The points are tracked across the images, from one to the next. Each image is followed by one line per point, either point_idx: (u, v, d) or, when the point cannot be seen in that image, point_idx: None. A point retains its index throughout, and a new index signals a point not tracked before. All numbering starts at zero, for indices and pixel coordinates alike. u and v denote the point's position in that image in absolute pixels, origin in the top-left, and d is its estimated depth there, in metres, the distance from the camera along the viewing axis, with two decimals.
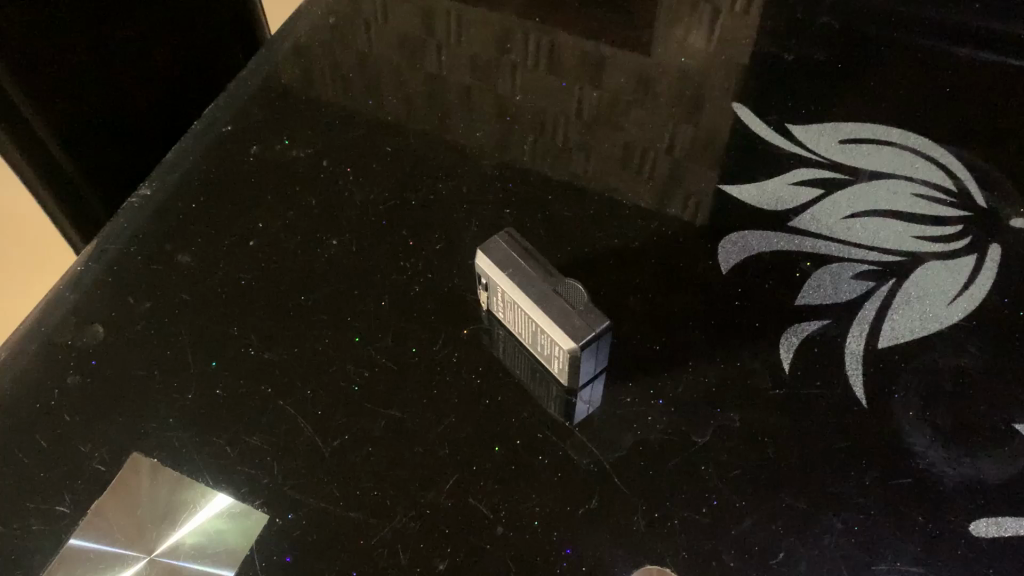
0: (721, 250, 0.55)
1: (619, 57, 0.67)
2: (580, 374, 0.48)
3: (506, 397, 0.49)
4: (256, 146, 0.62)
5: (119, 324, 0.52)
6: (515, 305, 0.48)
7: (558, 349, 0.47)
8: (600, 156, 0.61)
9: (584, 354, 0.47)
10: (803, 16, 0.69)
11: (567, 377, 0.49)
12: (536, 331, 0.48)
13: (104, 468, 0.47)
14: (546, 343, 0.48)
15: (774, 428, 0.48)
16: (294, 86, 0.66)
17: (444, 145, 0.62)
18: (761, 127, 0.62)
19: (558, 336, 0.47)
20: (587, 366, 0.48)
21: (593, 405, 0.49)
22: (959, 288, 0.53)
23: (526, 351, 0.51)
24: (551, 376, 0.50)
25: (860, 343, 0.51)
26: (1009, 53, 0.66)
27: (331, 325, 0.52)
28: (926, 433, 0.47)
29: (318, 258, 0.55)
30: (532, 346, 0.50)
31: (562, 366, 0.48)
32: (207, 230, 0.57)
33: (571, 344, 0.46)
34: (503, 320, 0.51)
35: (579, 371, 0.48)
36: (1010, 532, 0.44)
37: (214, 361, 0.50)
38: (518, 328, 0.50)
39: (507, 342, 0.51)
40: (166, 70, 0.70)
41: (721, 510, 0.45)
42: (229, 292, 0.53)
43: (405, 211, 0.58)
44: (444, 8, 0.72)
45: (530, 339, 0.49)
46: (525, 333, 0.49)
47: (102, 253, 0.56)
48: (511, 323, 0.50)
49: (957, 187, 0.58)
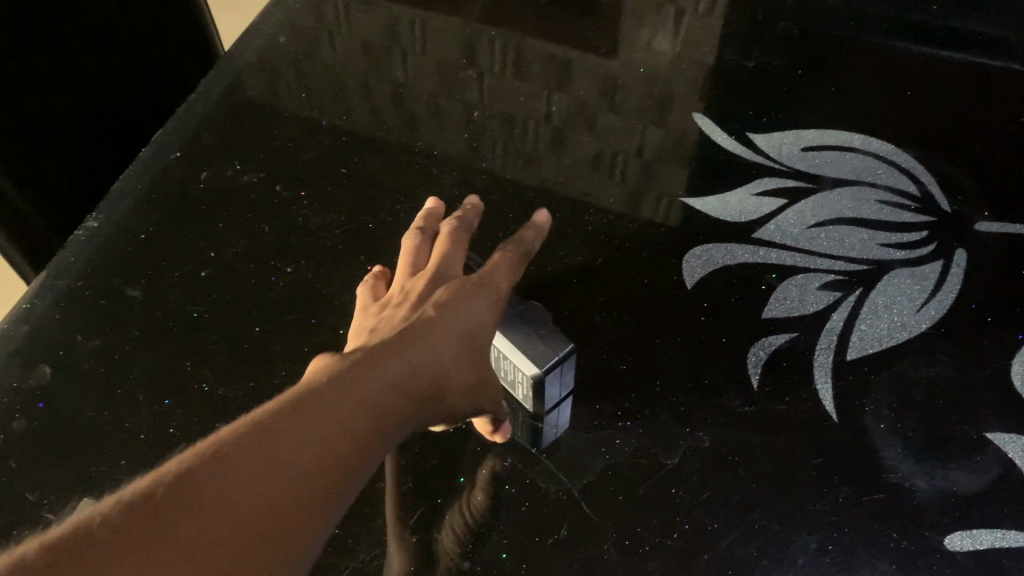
0: (686, 264, 0.54)
1: (579, 67, 0.66)
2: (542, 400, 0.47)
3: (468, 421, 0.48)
4: (206, 172, 0.60)
5: (67, 363, 0.50)
6: None
7: (521, 376, 0.47)
8: (561, 169, 0.60)
9: (548, 379, 0.46)
10: (761, 23, 0.68)
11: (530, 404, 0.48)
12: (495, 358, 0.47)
13: (52, 516, 0.45)
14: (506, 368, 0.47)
15: (744, 447, 0.47)
16: (246, 108, 0.65)
17: (402, 164, 0.60)
18: (723, 137, 0.61)
19: (521, 362, 0.46)
20: (550, 392, 0.47)
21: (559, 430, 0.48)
22: (927, 294, 0.53)
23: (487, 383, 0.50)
24: (517, 402, 0.49)
25: (829, 355, 0.50)
26: (968, 51, 0.66)
27: (287, 357, 0.50)
28: (898, 446, 0.47)
29: (273, 288, 0.54)
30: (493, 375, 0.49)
31: (526, 392, 0.47)
32: (158, 262, 0.55)
33: (535, 368, 0.46)
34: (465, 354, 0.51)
35: (544, 397, 0.47)
36: (986, 545, 0.43)
37: (167, 398, 0.49)
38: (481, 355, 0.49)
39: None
40: (113, 95, 0.68)
41: (694, 533, 0.44)
42: (182, 326, 0.52)
43: (363, 235, 0.56)
44: (402, 22, 0.70)
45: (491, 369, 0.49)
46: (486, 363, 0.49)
47: (49, 290, 0.54)
48: None
49: (921, 192, 0.58)
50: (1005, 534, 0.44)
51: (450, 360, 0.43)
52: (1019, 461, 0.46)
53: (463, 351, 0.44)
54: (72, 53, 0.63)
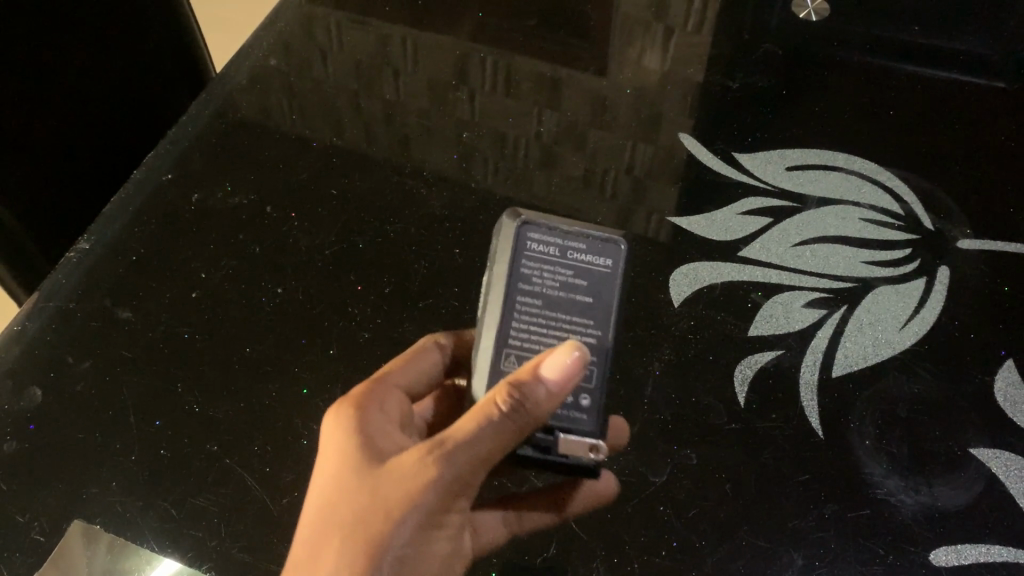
0: (673, 283, 0.55)
1: (566, 87, 0.67)
2: (571, 255, 0.44)
3: (555, 439, 0.43)
4: (197, 195, 0.61)
5: (58, 386, 0.51)
6: (519, 323, 0.43)
7: (539, 245, 0.44)
8: (549, 189, 0.60)
9: (534, 224, 0.45)
10: (746, 43, 0.69)
11: (576, 271, 0.44)
12: (513, 290, 0.44)
13: (44, 538, 0.46)
14: (527, 276, 0.44)
15: (731, 464, 0.47)
16: (236, 130, 0.65)
17: (391, 184, 0.61)
18: (708, 156, 0.62)
19: (521, 241, 0.44)
20: (567, 231, 0.45)
21: (614, 248, 0.45)
22: (910, 312, 0.53)
23: (540, 341, 0.43)
24: (590, 270, 0.44)
25: (814, 371, 0.51)
26: (952, 70, 0.67)
27: (277, 377, 0.51)
28: (882, 462, 0.47)
29: (262, 309, 0.54)
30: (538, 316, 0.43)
31: (558, 246, 0.44)
32: (149, 284, 0.56)
33: (518, 218, 0.44)
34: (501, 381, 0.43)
35: (564, 233, 0.45)
36: (970, 560, 0.44)
37: (157, 420, 0.49)
38: (557, 323, 0.44)
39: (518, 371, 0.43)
40: (104, 116, 0.68)
41: (682, 551, 0.45)
42: (172, 347, 0.52)
43: (353, 255, 0.57)
44: (393, 40, 0.71)
45: (522, 311, 0.44)
46: (508, 310, 0.43)
47: (40, 312, 0.54)
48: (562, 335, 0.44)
49: (904, 211, 0.58)
50: (989, 549, 0.44)
51: (377, 536, 0.38)
52: (1002, 476, 0.47)
53: (378, 509, 0.38)
54: (62, 74, 0.63)
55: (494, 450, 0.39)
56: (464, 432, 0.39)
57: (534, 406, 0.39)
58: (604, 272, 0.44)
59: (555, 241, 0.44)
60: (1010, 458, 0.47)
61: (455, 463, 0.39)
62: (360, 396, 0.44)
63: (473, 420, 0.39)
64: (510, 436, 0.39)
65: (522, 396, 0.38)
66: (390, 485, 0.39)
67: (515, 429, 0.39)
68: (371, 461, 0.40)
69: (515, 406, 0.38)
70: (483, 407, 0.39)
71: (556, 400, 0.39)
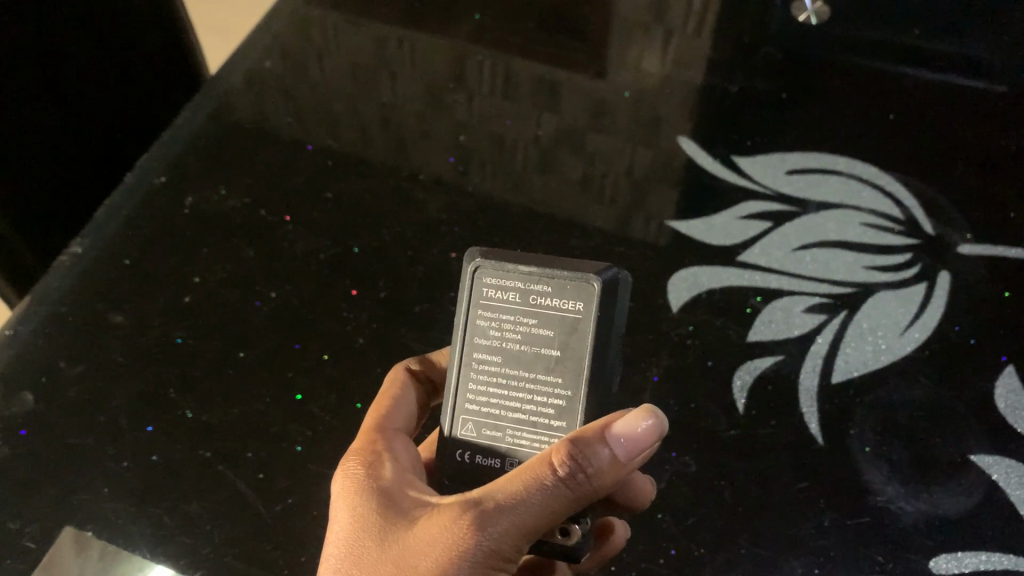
0: (672, 288, 0.54)
1: (565, 90, 0.66)
2: (534, 299, 0.40)
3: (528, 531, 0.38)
4: (191, 198, 0.60)
5: (50, 391, 0.50)
6: (478, 376, 0.41)
7: (497, 290, 0.41)
8: (547, 193, 0.60)
9: (492, 265, 0.41)
10: (745, 46, 0.69)
11: (539, 318, 0.40)
12: (469, 339, 0.41)
13: (34, 545, 0.45)
14: (485, 327, 0.41)
15: (729, 471, 0.47)
16: (231, 133, 0.65)
17: (387, 188, 0.60)
18: (707, 160, 0.62)
19: (477, 285, 0.41)
20: (529, 272, 0.40)
21: (586, 287, 0.39)
22: (910, 318, 0.53)
23: (502, 397, 0.40)
24: (553, 316, 0.39)
25: (814, 377, 0.50)
26: (953, 74, 0.67)
27: (271, 382, 0.50)
28: (883, 469, 0.47)
29: (256, 314, 0.53)
30: (496, 371, 0.40)
31: (518, 291, 0.40)
32: (142, 288, 0.55)
33: (476, 259, 0.41)
34: (457, 451, 0.40)
35: (525, 275, 0.40)
36: (970, 568, 0.43)
37: (150, 425, 0.49)
38: (517, 377, 0.40)
39: (477, 436, 0.40)
40: (98, 119, 0.68)
41: (680, 559, 0.44)
42: (164, 352, 0.52)
43: (348, 259, 0.56)
44: (391, 42, 0.70)
45: (480, 366, 0.41)
46: (466, 361, 0.41)
47: (33, 316, 0.54)
48: (525, 390, 0.40)
49: (904, 215, 0.58)
50: (990, 556, 0.44)
51: None
52: (1003, 484, 0.46)
53: None
54: (56, 76, 0.63)
55: (540, 523, 0.34)
56: (508, 496, 0.34)
57: (595, 472, 0.34)
58: (573, 318, 0.39)
59: (515, 284, 0.40)
60: (1011, 465, 0.47)
61: (494, 536, 0.33)
62: (367, 449, 0.39)
63: (523, 483, 0.34)
64: (560, 508, 0.34)
65: (585, 458, 0.34)
66: (411, 556, 0.33)
67: (570, 499, 0.34)
68: (393, 527, 0.35)
69: (575, 467, 0.34)
70: (535, 468, 0.34)
71: (621, 470, 0.35)
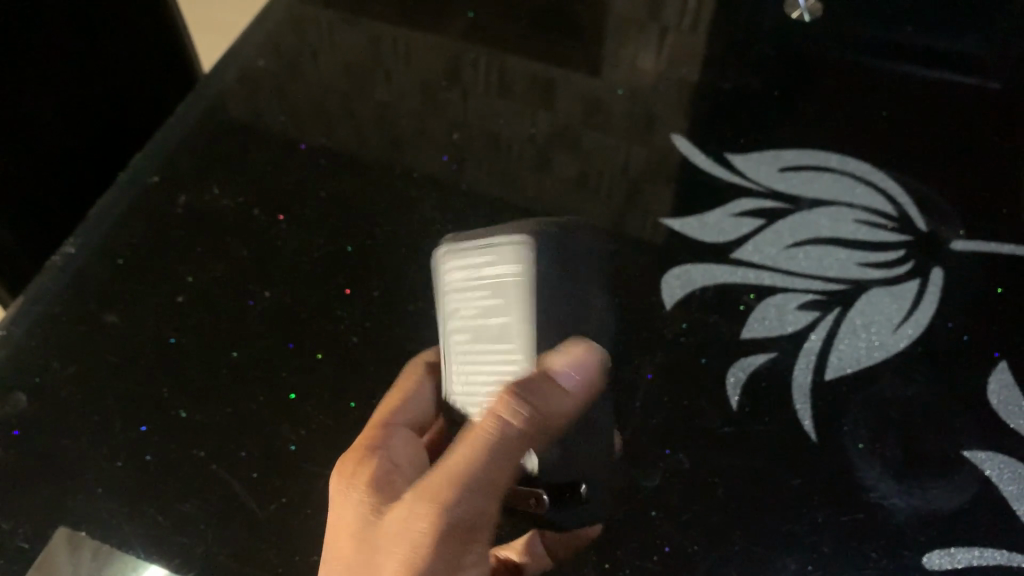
0: (665, 285, 0.54)
1: (559, 88, 0.66)
2: (480, 274, 0.39)
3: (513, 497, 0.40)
4: (184, 197, 0.60)
5: (43, 390, 0.50)
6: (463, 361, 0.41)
7: (452, 273, 0.40)
8: (540, 191, 0.60)
9: (448, 250, 0.41)
10: (738, 43, 0.69)
11: (486, 291, 0.38)
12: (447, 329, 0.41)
13: (27, 545, 0.45)
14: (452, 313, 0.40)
15: (723, 468, 0.47)
16: (224, 132, 0.64)
17: (381, 186, 0.60)
18: (701, 157, 0.62)
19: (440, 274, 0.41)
20: (473, 248, 0.39)
21: (522, 249, 0.37)
22: (904, 314, 0.53)
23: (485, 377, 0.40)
24: (497, 285, 0.38)
25: (807, 374, 0.50)
26: (945, 70, 0.67)
27: (265, 381, 0.50)
28: (876, 465, 0.47)
29: (250, 313, 0.53)
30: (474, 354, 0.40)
31: (465, 269, 0.39)
32: (134, 287, 0.55)
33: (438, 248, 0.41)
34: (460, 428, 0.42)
35: (469, 252, 0.39)
36: (963, 564, 0.44)
37: (143, 425, 0.49)
38: (491, 356, 0.39)
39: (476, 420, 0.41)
40: (90, 117, 0.67)
41: (674, 556, 0.44)
42: (158, 352, 0.52)
43: (342, 258, 0.56)
44: (385, 40, 0.70)
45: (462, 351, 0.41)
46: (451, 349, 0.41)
47: (26, 316, 0.54)
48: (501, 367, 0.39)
49: (897, 212, 0.58)
50: (983, 552, 0.44)
51: None
52: (995, 480, 0.46)
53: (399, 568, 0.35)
54: (48, 76, 0.63)
55: (506, 470, 0.36)
56: (460, 456, 0.36)
57: (546, 409, 0.36)
58: (509, 286, 0.37)
59: (463, 263, 0.39)
60: (1003, 460, 0.47)
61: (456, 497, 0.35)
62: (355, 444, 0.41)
63: (473, 441, 0.36)
64: (523, 449, 0.36)
65: (531, 399, 0.36)
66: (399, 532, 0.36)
67: (523, 443, 0.36)
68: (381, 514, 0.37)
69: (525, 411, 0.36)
70: (490, 422, 0.36)
71: (571, 400, 0.37)
